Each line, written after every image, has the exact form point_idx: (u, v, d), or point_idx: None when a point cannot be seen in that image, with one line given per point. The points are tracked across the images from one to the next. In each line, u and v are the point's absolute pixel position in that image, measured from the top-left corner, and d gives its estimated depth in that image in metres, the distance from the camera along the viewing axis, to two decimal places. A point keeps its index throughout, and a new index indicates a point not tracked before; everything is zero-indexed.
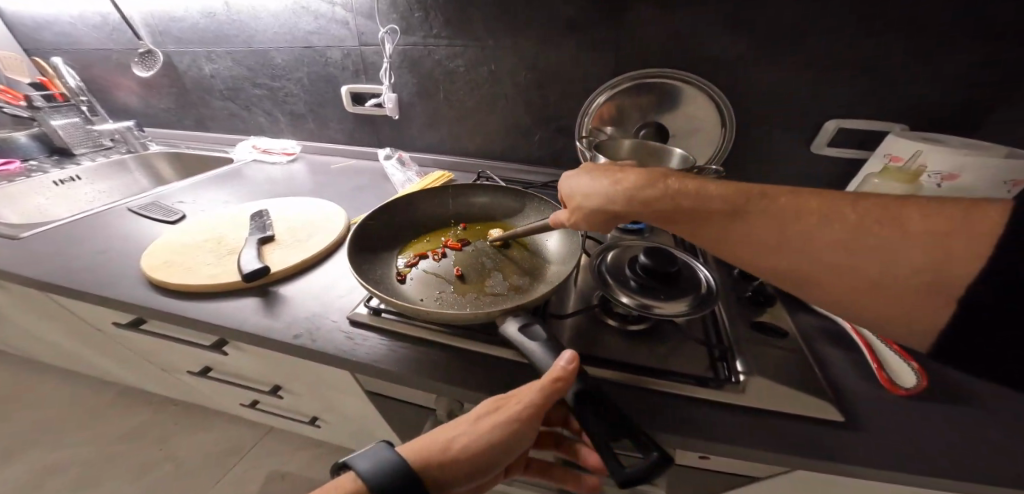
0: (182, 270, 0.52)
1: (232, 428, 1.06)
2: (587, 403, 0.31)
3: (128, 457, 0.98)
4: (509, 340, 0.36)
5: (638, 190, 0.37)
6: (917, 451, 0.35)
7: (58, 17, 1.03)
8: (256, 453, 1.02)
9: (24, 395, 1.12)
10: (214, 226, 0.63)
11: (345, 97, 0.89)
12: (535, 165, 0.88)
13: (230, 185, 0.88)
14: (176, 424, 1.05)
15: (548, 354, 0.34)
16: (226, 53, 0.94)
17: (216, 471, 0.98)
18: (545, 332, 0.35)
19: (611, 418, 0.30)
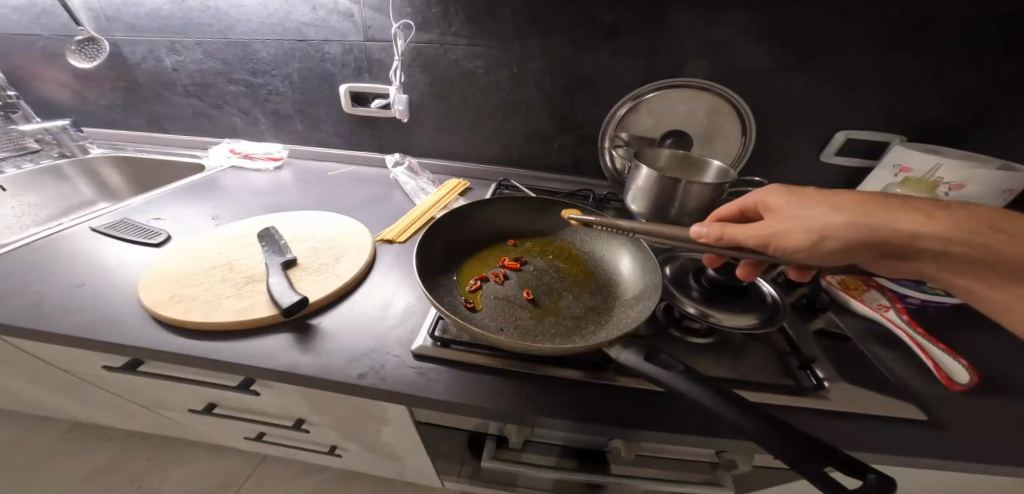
0: (200, 306, 0.44)
1: (216, 464, 0.94)
2: (768, 424, 0.28)
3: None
4: (635, 370, 0.33)
5: (930, 223, 0.34)
6: (986, 444, 0.38)
7: None
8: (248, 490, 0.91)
9: None
10: (218, 249, 0.54)
11: (345, 97, 0.81)
12: (554, 171, 0.86)
13: (211, 193, 0.76)
14: (139, 474, 0.90)
15: (692, 381, 0.30)
16: (196, 44, 0.82)
17: None
18: (677, 359, 0.33)
19: (796, 438, 0.27)
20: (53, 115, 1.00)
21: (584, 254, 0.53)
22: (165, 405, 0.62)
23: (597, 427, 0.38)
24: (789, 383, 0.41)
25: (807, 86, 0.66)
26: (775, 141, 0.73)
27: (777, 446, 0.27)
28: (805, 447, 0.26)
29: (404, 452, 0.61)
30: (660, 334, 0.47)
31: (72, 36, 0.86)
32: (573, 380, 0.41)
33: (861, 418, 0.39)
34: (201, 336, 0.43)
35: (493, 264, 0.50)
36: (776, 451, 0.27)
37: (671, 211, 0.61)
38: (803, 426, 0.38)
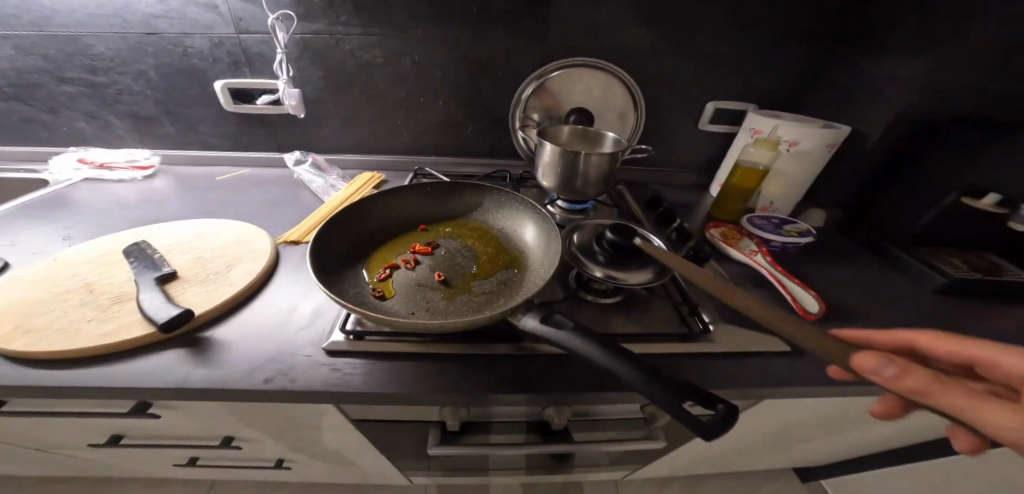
0: (51, 334, 0.38)
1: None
2: (645, 371, 0.32)
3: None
4: (535, 336, 0.37)
5: None
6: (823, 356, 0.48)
7: None
8: None
9: None
10: (78, 269, 0.47)
11: (223, 95, 0.73)
12: (470, 157, 0.86)
13: (65, 213, 0.65)
14: None
15: (581, 338, 0.35)
16: (2, 38, 0.67)
17: None
18: (569, 319, 0.37)
19: (668, 380, 0.32)
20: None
21: (495, 232, 0.54)
22: (65, 447, 0.55)
23: (517, 397, 0.40)
24: (683, 331, 0.48)
25: (677, 66, 0.75)
26: (660, 116, 0.82)
27: (648, 387, 0.32)
28: (673, 387, 0.31)
29: (358, 454, 0.59)
30: (574, 299, 0.51)
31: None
32: (494, 355, 0.43)
33: (736, 354, 0.46)
34: (60, 367, 0.37)
35: (404, 252, 0.49)
36: (650, 392, 0.32)
37: (577, 183, 0.65)
38: (687, 365, 0.44)
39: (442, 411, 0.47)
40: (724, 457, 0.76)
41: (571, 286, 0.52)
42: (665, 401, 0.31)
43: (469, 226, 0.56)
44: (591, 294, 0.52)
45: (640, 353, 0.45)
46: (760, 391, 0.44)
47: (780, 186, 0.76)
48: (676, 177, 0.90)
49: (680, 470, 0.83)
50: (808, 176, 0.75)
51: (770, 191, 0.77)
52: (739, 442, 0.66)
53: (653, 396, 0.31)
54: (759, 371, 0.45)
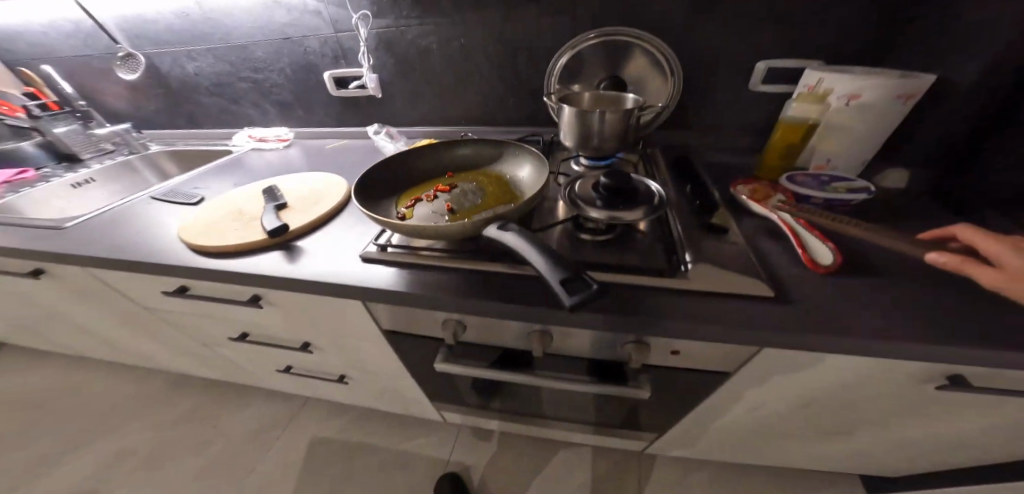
0: (216, 236, 0.62)
1: (273, 404, 1.34)
2: (553, 260, 0.43)
3: (180, 449, 1.23)
4: (492, 239, 0.48)
5: None
6: (809, 312, 0.47)
7: (26, 26, 1.04)
8: (296, 426, 1.29)
9: (99, 399, 1.37)
10: (233, 201, 0.73)
11: (329, 83, 0.96)
12: (513, 127, 0.96)
13: (235, 173, 0.95)
14: (216, 416, 1.32)
15: (521, 238, 0.47)
16: (207, 50, 0.99)
17: (263, 444, 1.24)
18: (519, 226, 0.48)
19: (566, 268, 0.42)
20: (115, 122, 1.23)
21: (504, 178, 0.64)
22: (222, 334, 0.84)
23: (498, 305, 0.51)
24: (664, 267, 0.53)
25: (718, 22, 0.72)
26: (701, 78, 0.80)
27: (547, 267, 0.43)
28: (567, 273, 0.42)
29: (394, 365, 0.80)
30: (569, 237, 0.60)
31: (115, 54, 1.05)
32: (486, 271, 0.55)
33: (710, 293, 0.49)
34: (219, 257, 0.60)
35: (429, 190, 0.63)
36: (550, 265, 0.43)
37: (595, 142, 0.71)
38: (654, 296, 0.49)
39: (446, 322, 0.59)
40: (732, 422, 0.77)
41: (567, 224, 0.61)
42: (553, 278, 0.41)
43: (485, 174, 0.67)
44: (588, 234, 0.60)
45: (612, 281, 0.51)
46: (724, 331, 0.46)
47: (838, 142, 0.69)
48: (722, 139, 0.86)
49: (675, 440, 0.88)
50: (878, 132, 0.66)
51: (825, 149, 0.70)
52: (741, 401, 0.66)
53: (549, 275, 0.42)
54: (727, 311, 0.47)
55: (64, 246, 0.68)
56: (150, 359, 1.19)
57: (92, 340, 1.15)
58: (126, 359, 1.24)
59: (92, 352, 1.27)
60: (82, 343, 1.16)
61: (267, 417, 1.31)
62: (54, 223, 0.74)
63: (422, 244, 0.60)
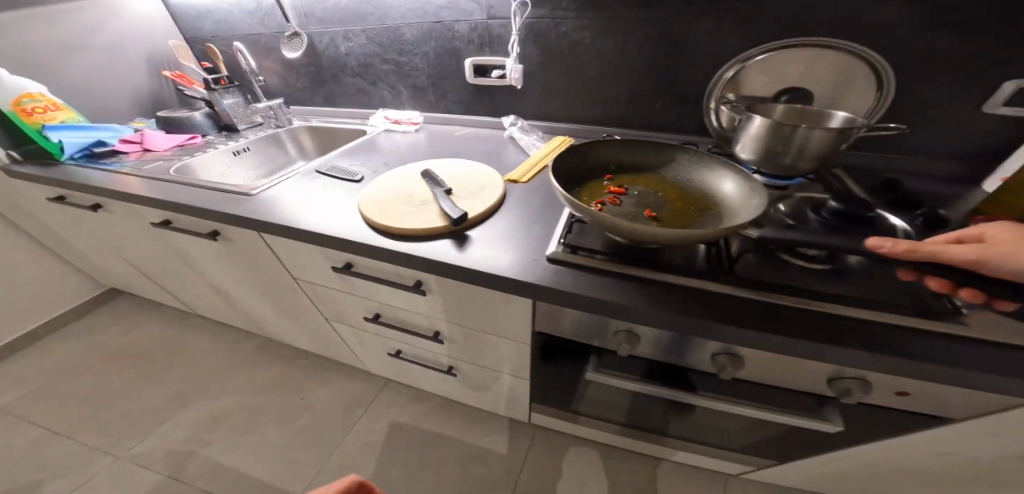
0: (397, 217, 0.63)
1: (352, 384, 1.40)
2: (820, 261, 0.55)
3: (276, 415, 1.30)
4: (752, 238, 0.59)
5: None
6: None
7: (218, 5, 1.19)
8: (378, 404, 1.35)
9: (200, 356, 1.49)
10: (396, 183, 0.74)
11: (469, 70, 0.97)
12: (653, 131, 0.90)
13: (373, 152, 1.00)
14: (305, 385, 1.38)
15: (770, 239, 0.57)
16: (362, 31, 1.04)
17: (347, 420, 1.30)
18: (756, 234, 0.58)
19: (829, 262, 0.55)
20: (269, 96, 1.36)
21: (691, 184, 0.58)
22: (356, 311, 0.89)
23: (722, 328, 0.48)
24: (922, 309, 0.47)
25: (954, 28, 0.62)
26: (913, 94, 0.69)
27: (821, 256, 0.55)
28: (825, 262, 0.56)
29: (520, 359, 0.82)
30: (781, 262, 0.55)
31: (283, 32, 1.15)
32: (686, 284, 0.52)
33: (990, 345, 0.44)
34: (400, 239, 0.61)
35: (602, 193, 0.58)
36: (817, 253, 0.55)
37: (781, 159, 0.60)
38: (914, 339, 0.45)
39: (617, 334, 0.59)
40: (883, 469, 0.71)
41: (773, 249, 0.56)
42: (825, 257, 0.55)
43: (649, 178, 0.62)
44: (802, 261, 0.55)
45: (857, 317, 0.47)
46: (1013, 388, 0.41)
47: None
48: (918, 163, 0.75)
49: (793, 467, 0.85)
50: None
51: None
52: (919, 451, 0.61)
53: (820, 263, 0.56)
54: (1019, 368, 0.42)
55: (252, 211, 0.73)
56: (259, 322, 1.26)
57: (218, 298, 1.24)
58: (242, 320, 1.32)
59: (208, 309, 1.38)
60: (209, 296, 1.26)
61: (353, 394, 1.38)
62: (244, 188, 0.80)
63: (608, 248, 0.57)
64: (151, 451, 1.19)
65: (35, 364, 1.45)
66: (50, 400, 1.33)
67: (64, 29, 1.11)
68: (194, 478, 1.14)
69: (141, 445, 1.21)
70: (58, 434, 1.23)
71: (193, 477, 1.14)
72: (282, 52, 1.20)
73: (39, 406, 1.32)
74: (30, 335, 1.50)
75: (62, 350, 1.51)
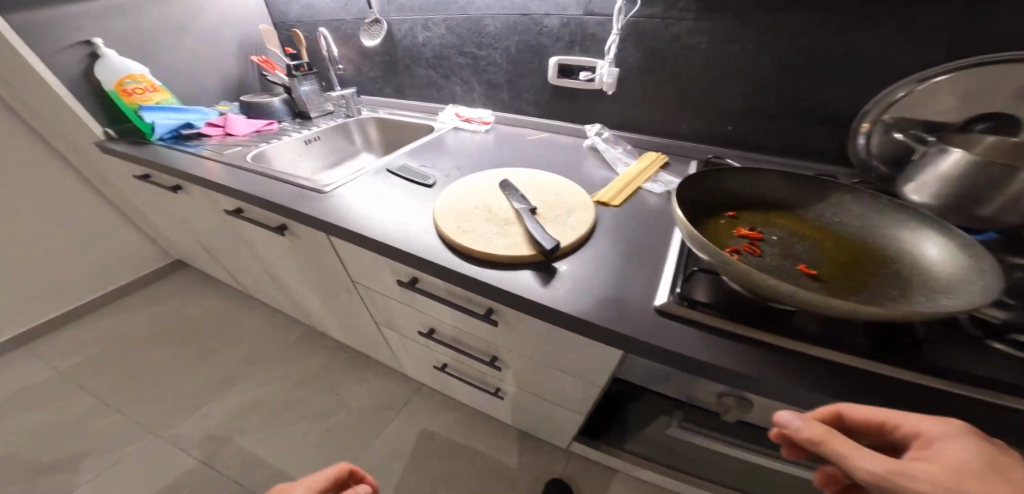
0: (478, 239, 0.56)
1: (386, 384, 1.39)
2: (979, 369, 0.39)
3: (310, 409, 1.31)
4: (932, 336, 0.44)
5: None
6: None
7: None
8: (409, 410, 1.32)
9: (248, 340, 1.53)
10: (473, 194, 0.68)
11: (553, 69, 0.88)
12: (762, 154, 0.77)
13: (442, 152, 0.95)
14: (340, 381, 1.39)
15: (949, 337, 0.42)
16: (441, 20, 1.00)
17: (379, 422, 1.29)
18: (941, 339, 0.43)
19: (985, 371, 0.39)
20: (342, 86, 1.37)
21: (850, 235, 0.49)
22: (409, 320, 0.85)
23: (898, 431, 0.37)
24: None
25: None
26: None
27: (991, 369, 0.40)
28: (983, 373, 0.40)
29: (579, 396, 0.74)
30: (979, 347, 0.41)
31: (363, 18, 1.14)
32: (844, 364, 0.41)
33: None
34: (481, 265, 0.55)
35: (734, 236, 0.50)
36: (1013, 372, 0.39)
37: (980, 209, 0.47)
38: None
39: (723, 398, 0.50)
40: None
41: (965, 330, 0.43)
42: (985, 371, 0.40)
43: (782, 218, 0.54)
44: (1011, 348, 0.41)
45: None
46: None
47: None
48: None
49: None
50: None
51: None
52: None
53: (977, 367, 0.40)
54: None
55: (320, 212, 0.69)
56: (307, 311, 1.27)
57: (271, 284, 1.27)
58: (292, 307, 1.34)
59: (263, 292, 1.42)
60: (265, 281, 1.29)
61: (386, 395, 1.36)
62: (315, 184, 0.78)
63: (733, 305, 0.47)
64: (191, 432, 1.24)
65: (106, 326, 1.56)
66: (111, 365, 1.42)
67: (174, 10, 1.15)
68: (224, 467, 1.16)
69: (183, 425, 1.25)
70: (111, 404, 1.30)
71: (223, 465, 1.17)
72: (360, 39, 1.19)
73: (99, 370, 1.40)
74: (93, 303, 1.59)
75: (128, 316, 1.61)
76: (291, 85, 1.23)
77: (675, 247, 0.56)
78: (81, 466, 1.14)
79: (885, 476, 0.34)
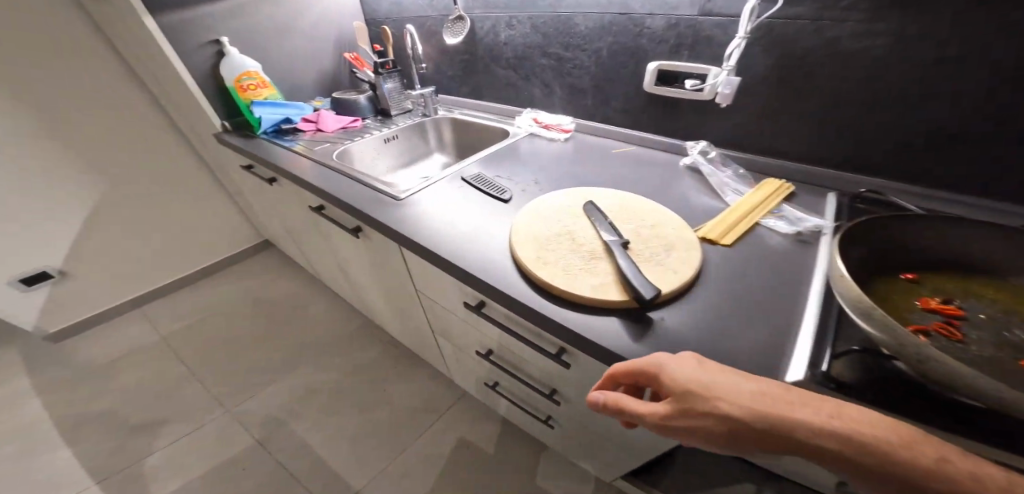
0: (560, 274, 0.51)
1: (432, 387, 1.41)
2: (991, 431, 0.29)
3: (359, 403, 1.37)
4: None
5: None
6: None
7: None
8: (449, 418, 1.31)
9: (313, 326, 1.65)
10: (555, 217, 0.62)
11: (650, 75, 0.78)
12: (927, 189, 0.60)
13: (517, 161, 0.90)
14: (388, 379, 1.44)
15: None
16: (527, 19, 0.95)
17: (422, 424, 1.30)
18: None
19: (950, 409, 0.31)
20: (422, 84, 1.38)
21: None
22: (466, 336, 0.82)
23: None
24: None
25: None
26: None
27: None
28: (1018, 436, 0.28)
29: (645, 451, 0.66)
30: None
31: (448, 15, 1.13)
32: None
33: None
34: (563, 305, 0.49)
35: (913, 305, 0.40)
36: None
37: None
38: None
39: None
40: None
41: None
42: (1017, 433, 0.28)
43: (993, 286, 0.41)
44: None
45: None
46: None
47: None
48: None
49: None
50: None
51: None
52: None
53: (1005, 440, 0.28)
54: None
55: (397, 223, 0.69)
56: (368, 304, 1.32)
57: (339, 275, 1.33)
58: (356, 299, 1.40)
59: (332, 281, 1.50)
60: (335, 271, 1.36)
61: (428, 400, 1.38)
62: (392, 191, 0.77)
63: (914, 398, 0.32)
64: (256, 410, 1.35)
65: (200, 297, 1.76)
66: (203, 334, 1.61)
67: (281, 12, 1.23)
68: (277, 450, 1.25)
69: (248, 403, 1.37)
70: (195, 375, 1.46)
71: (274, 450, 1.25)
72: (443, 37, 1.18)
73: (195, 337, 1.60)
74: (192, 277, 1.81)
75: (220, 289, 1.81)
76: (376, 83, 1.26)
77: (814, 307, 0.44)
78: (160, 432, 1.28)
79: (687, 386, 0.33)
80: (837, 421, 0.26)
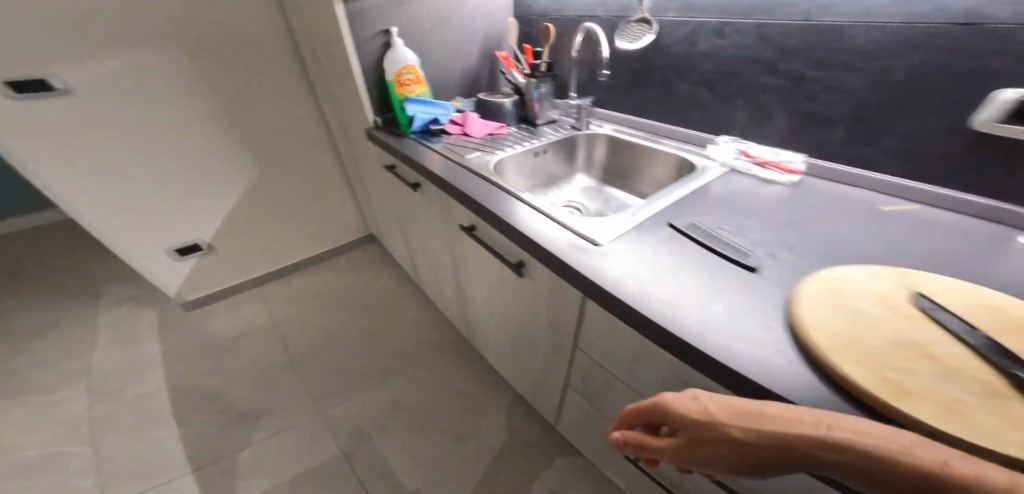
0: (956, 419, 0.34)
1: (530, 427, 1.27)
2: None
3: (451, 432, 1.27)
4: None
5: None
6: None
7: None
8: (549, 473, 1.15)
9: (410, 333, 1.60)
10: (869, 310, 0.45)
11: (997, 109, 0.56)
12: None
13: (731, 206, 0.72)
14: (482, 409, 1.33)
15: None
16: (754, 27, 0.78)
17: (520, 471, 1.16)
18: None
19: None
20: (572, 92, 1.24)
21: None
22: None
23: None
24: None
25: None
26: None
27: None
28: None
29: None
30: None
31: (628, 17, 0.98)
32: None
33: None
34: None
35: None
36: None
37: None
38: None
39: None
40: None
41: None
42: None
43: None
44: None
45: None
46: None
47: None
48: None
49: None
50: None
51: None
52: None
53: None
54: None
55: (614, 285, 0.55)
56: (482, 325, 1.22)
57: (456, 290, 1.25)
58: (465, 316, 1.31)
59: (440, 291, 1.44)
60: (452, 283, 1.28)
61: (527, 442, 1.23)
62: (590, 237, 0.65)
63: None
64: (347, 418, 1.31)
65: (308, 286, 1.81)
66: (308, 324, 1.64)
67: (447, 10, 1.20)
68: (364, 469, 1.18)
69: (340, 408, 1.34)
70: (298, 367, 1.47)
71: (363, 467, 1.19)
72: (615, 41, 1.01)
73: (301, 325, 1.63)
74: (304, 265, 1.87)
75: (326, 278, 1.85)
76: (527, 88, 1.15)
77: None
78: (259, 424, 1.29)
79: (759, 437, 0.30)
80: (836, 432, 0.27)
